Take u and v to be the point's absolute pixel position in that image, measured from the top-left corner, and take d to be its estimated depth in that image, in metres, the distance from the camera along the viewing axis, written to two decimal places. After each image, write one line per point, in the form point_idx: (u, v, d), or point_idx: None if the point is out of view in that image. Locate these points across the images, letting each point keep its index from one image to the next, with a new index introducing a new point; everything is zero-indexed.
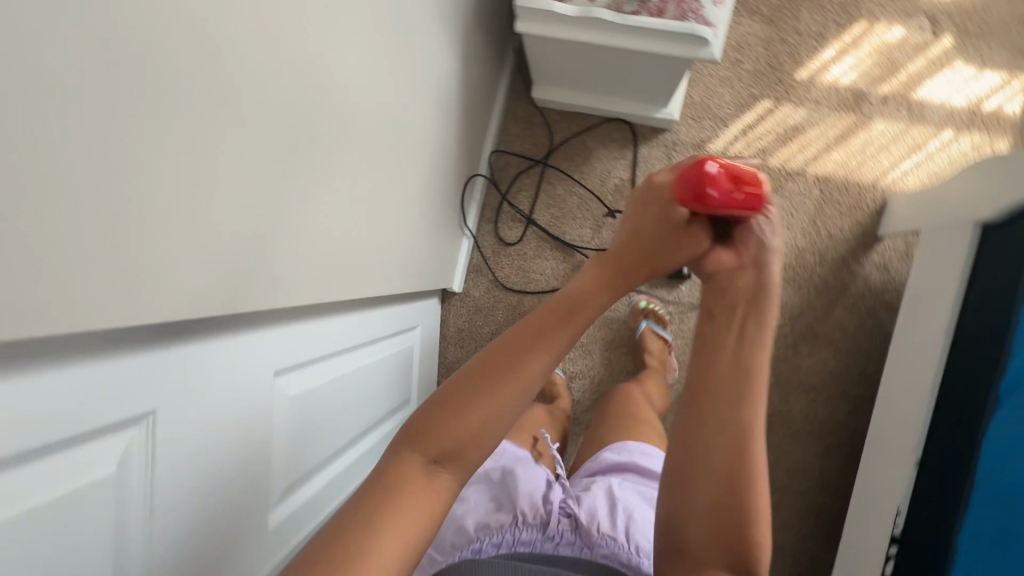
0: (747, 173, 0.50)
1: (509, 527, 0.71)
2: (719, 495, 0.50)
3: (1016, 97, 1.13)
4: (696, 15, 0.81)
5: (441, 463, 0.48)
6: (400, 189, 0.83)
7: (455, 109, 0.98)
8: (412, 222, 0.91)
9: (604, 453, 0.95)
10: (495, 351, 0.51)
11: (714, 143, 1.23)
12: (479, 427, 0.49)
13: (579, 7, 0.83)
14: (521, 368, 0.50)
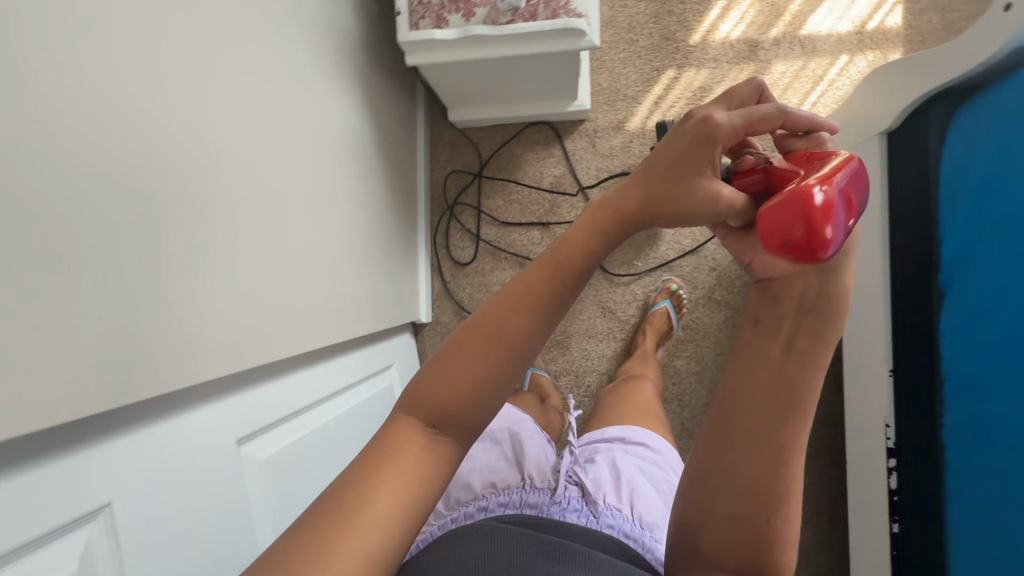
0: (827, 180, 0.38)
1: (516, 488, 0.78)
2: (745, 513, 0.44)
3: (894, 11, 1.19)
4: (565, 10, 0.85)
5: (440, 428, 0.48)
6: (331, 237, 0.86)
7: (373, 149, 1.01)
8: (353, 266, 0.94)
9: (611, 428, 0.99)
10: (486, 313, 0.49)
11: (632, 122, 1.27)
12: (467, 390, 0.48)
13: (457, 28, 0.87)
14: (509, 329, 0.48)
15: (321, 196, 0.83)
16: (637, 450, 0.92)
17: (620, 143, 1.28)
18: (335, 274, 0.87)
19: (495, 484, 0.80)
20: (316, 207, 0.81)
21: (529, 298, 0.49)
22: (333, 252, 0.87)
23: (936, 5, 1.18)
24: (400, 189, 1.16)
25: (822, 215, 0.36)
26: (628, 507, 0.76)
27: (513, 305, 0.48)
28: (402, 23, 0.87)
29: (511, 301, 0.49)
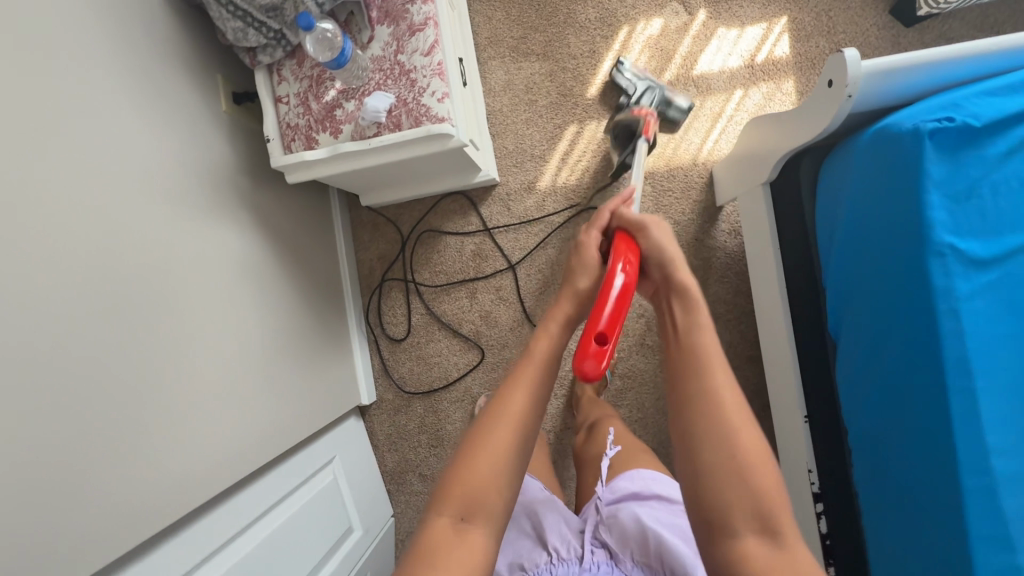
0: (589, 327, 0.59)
1: (545, 564, 0.76)
2: (726, 460, 0.54)
3: (782, 39, 1.19)
4: (426, 116, 0.86)
5: (467, 519, 0.57)
6: (231, 366, 0.88)
7: (276, 260, 1.03)
8: (266, 382, 0.95)
9: (618, 482, 0.87)
10: (490, 406, 0.63)
11: (542, 181, 1.28)
12: (486, 472, 0.58)
13: (327, 146, 0.88)
14: (512, 411, 0.62)
15: (213, 332, 0.84)
16: (655, 505, 0.82)
17: (535, 203, 1.29)
18: (242, 400, 0.89)
19: (522, 564, 0.78)
20: (209, 345, 0.83)
21: (522, 382, 0.64)
22: (235, 380, 0.88)
23: (821, 29, 1.18)
24: (317, 283, 1.17)
25: (592, 356, 0.56)
26: (660, 557, 0.72)
27: (509, 392, 0.63)
28: (273, 149, 0.89)
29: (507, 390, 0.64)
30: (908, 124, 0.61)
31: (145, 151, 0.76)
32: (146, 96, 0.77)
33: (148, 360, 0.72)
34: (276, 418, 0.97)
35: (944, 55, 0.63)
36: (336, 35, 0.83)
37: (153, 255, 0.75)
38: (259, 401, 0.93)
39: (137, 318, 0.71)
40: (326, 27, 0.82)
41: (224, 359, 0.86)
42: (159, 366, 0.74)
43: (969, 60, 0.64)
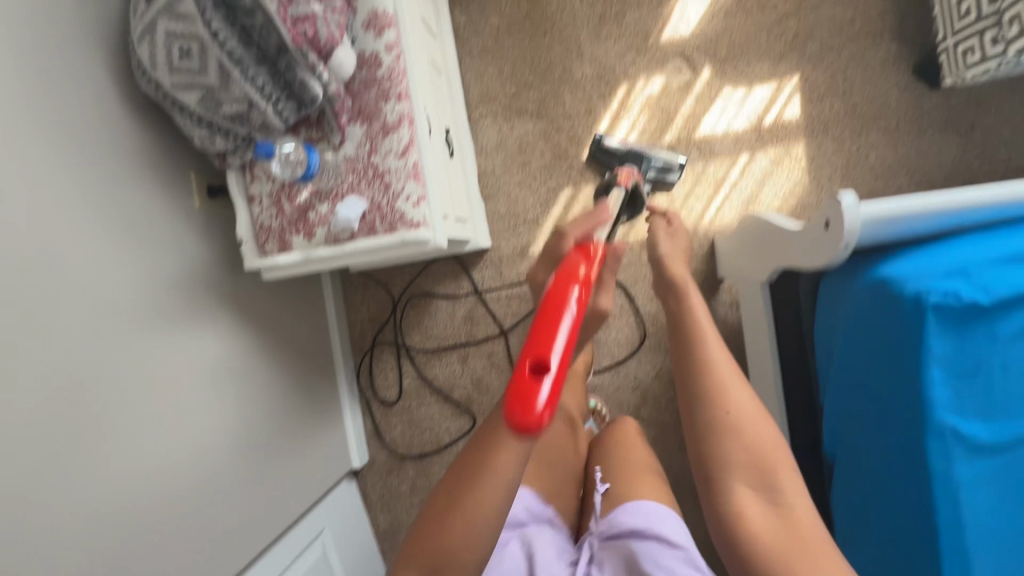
0: (527, 355, 0.44)
1: None
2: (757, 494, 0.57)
3: (793, 100, 1.11)
4: (402, 221, 0.82)
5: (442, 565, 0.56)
6: (215, 470, 0.86)
7: (259, 347, 1.01)
8: (251, 476, 0.94)
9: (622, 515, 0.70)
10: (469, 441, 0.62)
11: (535, 246, 1.24)
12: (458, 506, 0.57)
13: (300, 249, 0.86)
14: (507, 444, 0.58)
15: (194, 443, 0.83)
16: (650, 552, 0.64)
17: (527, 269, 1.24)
18: (227, 501, 0.88)
19: None
20: (189, 456, 0.82)
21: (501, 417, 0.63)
22: (220, 482, 0.87)
23: (835, 90, 1.09)
24: (305, 357, 1.16)
25: (520, 396, 0.42)
26: None
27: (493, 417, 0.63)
28: (247, 252, 0.86)
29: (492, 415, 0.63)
30: (912, 289, 0.55)
31: (112, 273, 0.74)
32: (112, 213, 0.75)
33: (124, 489, 0.71)
34: (262, 510, 0.96)
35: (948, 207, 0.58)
36: (298, 153, 0.82)
37: (124, 381, 0.73)
38: (242, 498, 0.92)
39: (109, 451, 0.70)
40: (287, 149, 0.82)
41: (207, 465, 0.85)
42: (136, 492, 0.73)
43: (977, 210, 0.59)
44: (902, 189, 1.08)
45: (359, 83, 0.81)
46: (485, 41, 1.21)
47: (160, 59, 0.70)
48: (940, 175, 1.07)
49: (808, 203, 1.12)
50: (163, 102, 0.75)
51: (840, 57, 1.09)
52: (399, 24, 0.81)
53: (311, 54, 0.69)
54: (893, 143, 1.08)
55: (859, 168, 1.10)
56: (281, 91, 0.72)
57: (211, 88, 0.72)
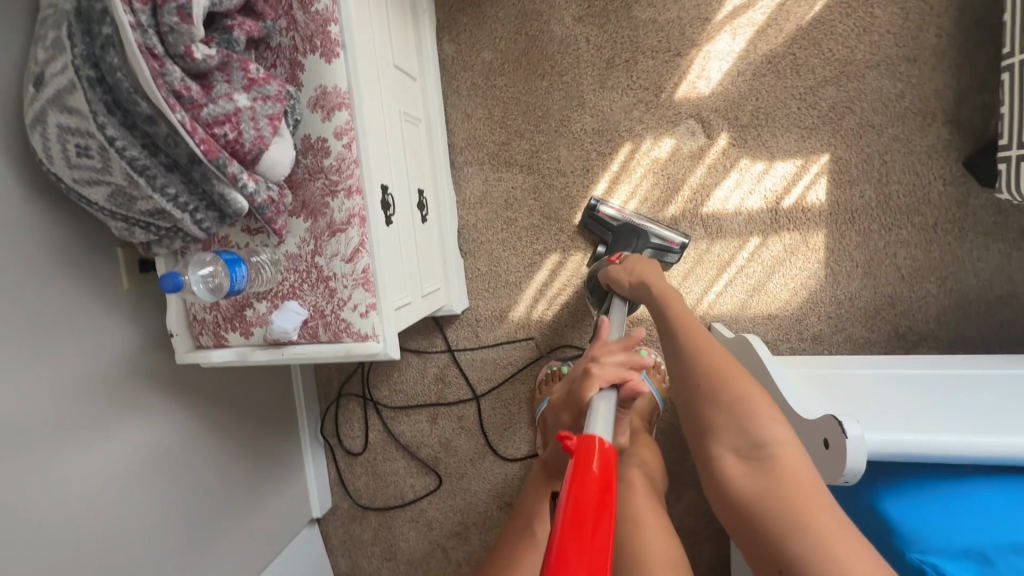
0: None
1: None
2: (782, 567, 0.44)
3: (819, 182, 0.96)
4: (347, 331, 0.72)
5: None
6: (149, 564, 0.81)
7: (204, 418, 0.93)
8: (195, 559, 0.89)
9: None
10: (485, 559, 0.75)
11: (515, 311, 1.13)
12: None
13: (237, 346, 0.77)
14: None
15: (119, 543, 0.77)
16: None
17: (505, 333, 1.15)
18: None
19: None
20: (117, 557, 0.77)
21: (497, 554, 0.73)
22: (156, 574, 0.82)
23: (870, 175, 0.95)
24: (262, 415, 1.09)
25: None
26: None
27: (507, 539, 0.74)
28: (178, 344, 0.77)
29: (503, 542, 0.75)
30: (913, 556, 0.45)
31: (16, 382, 0.66)
32: (14, 313, 0.65)
33: None
34: None
35: (968, 447, 0.49)
36: (220, 273, 0.68)
37: (31, 498, 0.67)
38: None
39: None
40: (204, 270, 0.69)
41: (139, 561, 0.80)
42: None
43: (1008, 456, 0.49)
44: (929, 295, 0.96)
45: (303, 171, 0.69)
46: (474, 78, 1.06)
47: (55, 153, 0.59)
48: (975, 284, 0.94)
49: (821, 299, 0.99)
50: (69, 193, 0.64)
51: (880, 138, 0.93)
52: (354, 103, 0.68)
53: (231, 164, 0.58)
54: (927, 244, 0.95)
55: (884, 266, 0.96)
56: (200, 198, 0.62)
57: (120, 186, 0.61)
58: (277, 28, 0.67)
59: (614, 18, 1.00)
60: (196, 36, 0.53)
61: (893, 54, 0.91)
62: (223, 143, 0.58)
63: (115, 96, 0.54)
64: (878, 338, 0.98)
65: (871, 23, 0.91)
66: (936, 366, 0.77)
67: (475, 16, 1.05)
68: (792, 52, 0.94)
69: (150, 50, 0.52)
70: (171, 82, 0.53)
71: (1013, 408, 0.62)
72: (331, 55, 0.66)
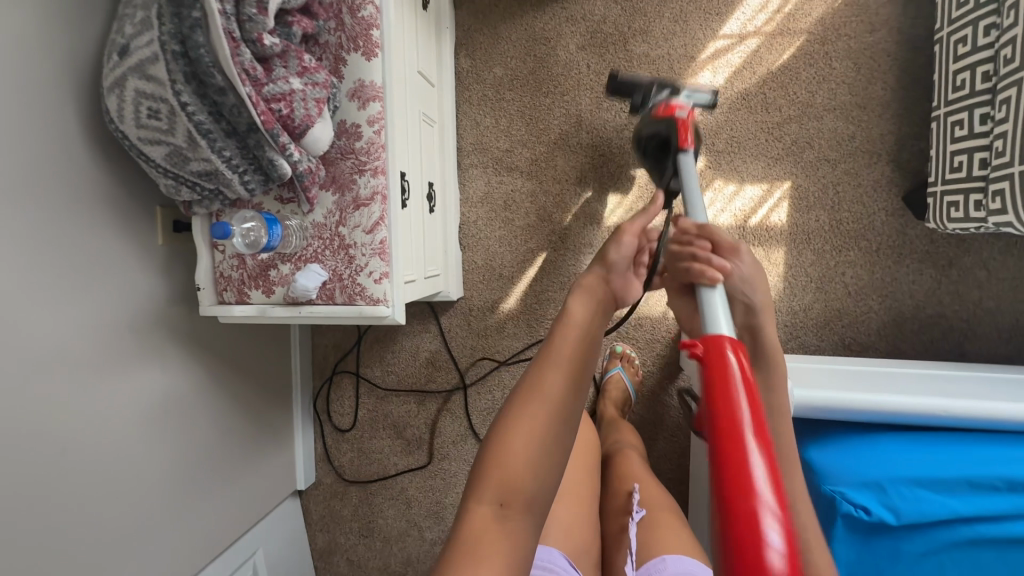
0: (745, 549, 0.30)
1: None
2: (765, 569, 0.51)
3: (781, 206, 1.10)
4: (362, 295, 0.81)
5: (508, 504, 0.49)
6: (153, 502, 0.87)
7: (212, 374, 1.00)
8: (194, 505, 0.96)
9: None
10: (506, 410, 0.53)
11: (506, 303, 1.23)
12: (510, 487, 0.49)
13: (258, 303, 0.85)
14: (531, 413, 0.52)
15: (130, 476, 0.84)
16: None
17: (496, 323, 1.25)
18: (162, 530, 0.89)
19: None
20: (124, 488, 0.82)
21: (532, 393, 0.53)
22: (154, 512, 0.88)
23: (824, 202, 1.09)
24: (262, 381, 1.16)
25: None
26: None
27: (538, 375, 0.55)
28: (203, 298, 0.86)
29: (527, 384, 0.55)
30: (829, 489, 0.57)
31: (61, 314, 0.73)
32: (64, 252, 0.73)
33: (47, 523, 0.72)
34: (200, 535, 0.97)
35: (882, 403, 0.60)
36: (260, 228, 0.79)
37: (58, 425, 0.73)
38: (180, 524, 0.93)
39: (40, 489, 0.71)
40: (248, 224, 0.79)
41: (143, 497, 0.86)
42: (65, 524, 0.74)
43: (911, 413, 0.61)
44: (871, 311, 1.09)
45: (336, 152, 0.79)
46: (485, 90, 1.19)
47: (128, 113, 0.69)
48: (910, 303, 1.08)
49: (779, 308, 1.12)
50: (130, 150, 0.73)
51: (834, 171, 1.08)
52: (386, 97, 0.79)
53: (282, 135, 0.68)
54: (871, 265, 1.08)
55: (833, 282, 1.10)
56: (249, 163, 0.71)
57: (178, 148, 0.70)
58: (327, 28, 0.77)
59: (612, 49, 1.14)
60: (268, 26, 0.64)
61: (847, 101, 1.06)
62: (277, 117, 0.68)
63: (192, 69, 0.64)
64: (827, 346, 1.10)
65: (829, 73, 1.07)
66: (868, 363, 0.89)
67: (490, 35, 1.18)
68: (763, 92, 1.09)
69: (230, 34, 0.63)
70: (242, 62, 0.64)
71: (923, 385, 0.74)
72: (371, 54, 0.77)
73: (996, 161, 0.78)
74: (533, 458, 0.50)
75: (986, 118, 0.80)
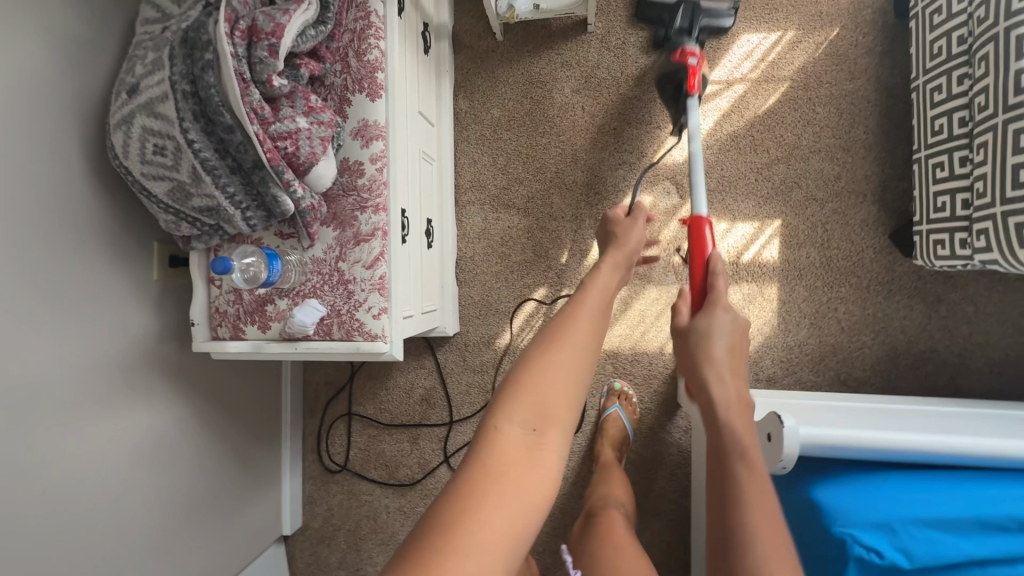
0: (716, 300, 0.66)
1: None
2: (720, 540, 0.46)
3: (772, 242, 1.13)
4: (359, 330, 0.80)
5: (542, 430, 0.44)
6: (132, 554, 0.83)
7: (200, 414, 0.97)
8: (173, 557, 0.90)
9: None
10: (542, 333, 0.50)
11: (502, 338, 1.23)
12: (546, 411, 0.45)
13: (253, 339, 0.84)
14: (570, 339, 0.48)
15: (109, 525, 0.79)
16: None
17: (492, 359, 1.23)
18: None
19: None
20: (100, 539, 0.78)
21: (568, 323, 0.50)
22: (133, 564, 0.83)
23: (814, 240, 1.11)
24: (251, 419, 1.12)
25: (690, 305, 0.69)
26: None
27: (577, 309, 0.52)
28: (197, 333, 0.84)
29: (567, 314, 0.51)
30: (839, 529, 0.55)
31: (48, 352, 0.71)
32: (57, 288, 0.72)
33: None
34: None
35: (882, 441, 0.61)
36: (259, 263, 0.78)
37: (37, 473, 0.69)
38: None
39: (14, 543, 0.67)
40: (248, 260, 0.79)
41: (121, 548, 0.81)
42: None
43: (910, 451, 0.61)
44: (865, 347, 1.10)
45: (338, 189, 0.80)
46: (483, 130, 1.22)
47: (133, 149, 0.69)
48: (902, 339, 1.09)
49: (775, 344, 1.12)
50: (132, 186, 0.73)
51: (823, 209, 1.11)
52: (389, 136, 0.80)
53: (287, 172, 0.69)
54: (862, 301, 1.10)
55: (827, 317, 1.11)
56: (252, 199, 0.72)
57: (181, 183, 0.71)
58: (333, 70, 0.80)
59: (607, 92, 1.18)
60: (278, 68, 0.65)
61: (832, 144, 1.11)
62: (283, 154, 0.69)
63: (201, 107, 0.66)
64: (823, 382, 1.11)
65: (813, 117, 1.11)
66: (867, 399, 0.89)
67: (488, 78, 1.22)
68: (751, 134, 1.13)
69: (241, 75, 0.64)
70: (251, 101, 0.65)
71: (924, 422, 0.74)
72: (376, 95, 0.79)
73: (978, 202, 0.81)
74: (573, 385, 0.46)
75: (965, 160, 0.84)
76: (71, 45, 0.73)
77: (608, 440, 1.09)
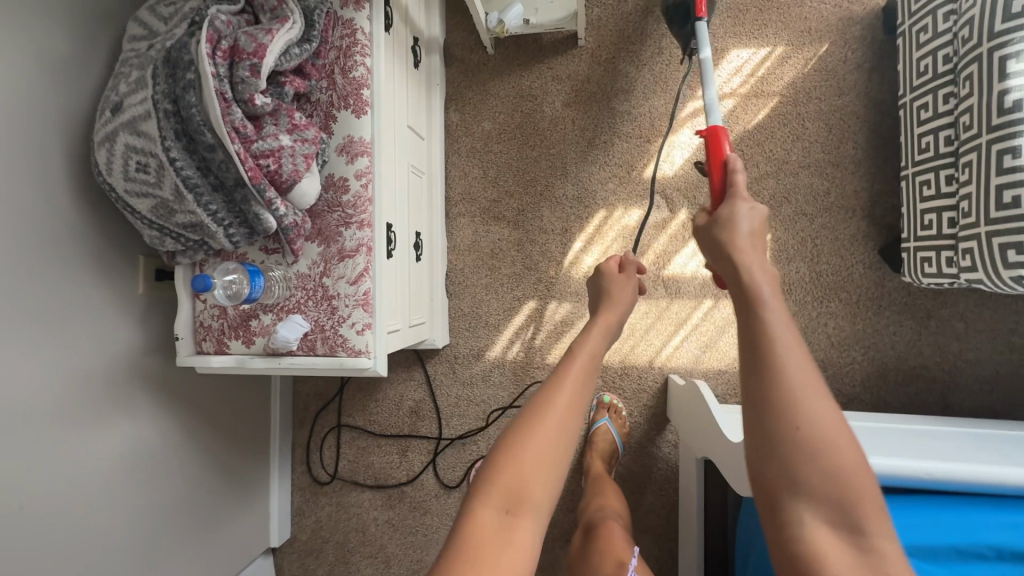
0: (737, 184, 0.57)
1: None
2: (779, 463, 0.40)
3: None
4: (343, 346, 0.80)
5: (516, 512, 0.46)
6: (114, 571, 0.82)
7: (185, 428, 0.97)
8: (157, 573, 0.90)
9: None
10: (523, 413, 0.50)
11: (491, 350, 1.22)
12: (521, 497, 0.46)
13: (237, 354, 0.83)
14: (546, 422, 0.49)
15: (91, 542, 0.79)
16: None
17: (481, 371, 1.23)
18: None
19: None
20: (82, 556, 0.77)
21: (548, 401, 0.50)
22: None
23: (803, 255, 1.11)
24: (239, 431, 1.12)
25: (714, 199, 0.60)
26: None
27: (557, 381, 0.52)
28: (181, 348, 0.84)
29: (545, 390, 0.51)
30: None
31: (31, 368, 0.71)
32: (41, 305, 0.72)
33: None
34: None
35: None
36: (242, 279, 0.78)
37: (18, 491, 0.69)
38: None
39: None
40: (230, 276, 0.79)
41: (103, 565, 0.81)
42: None
43: None
44: (854, 362, 1.10)
45: (323, 205, 0.80)
46: (474, 143, 1.22)
47: (116, 166, 0.70)
48: (892, 355, 1.09)
49: None
50: (116, 202, 0.74)
51: (812, 224, 1.11)
52: (374, 152, 0.80)
53: (269, 190, 0.69)
54: (852, 316, 1.10)
55: (816, 333, 1.11)
56: (235, 216, 0.72)
57: (164, 200, 0.71)
58: (318, 87, 0.80)
59: (597, 106, 1.18)
60: (260, 87, 0.66)
61: (821, 159, 1.11)
62: (266, 172, 0.69)
63: (184, 126, 0.66)
64: None
65: (802, 132, 1.12)
66: (853, 419, 0.89)
67: (479, 92, 1.22)
68: (740, 149, 1.13)
69: (223, 94, 0.65)
70: (233, 120, 0.65)
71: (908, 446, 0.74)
72: (361, 112, 0.80)
73: (964, 221, 0.81)
74: (547, 469, 0.47)
75: (951, 178, 0.84)
76: (58, 64, 0.73)
77: (597, 454, 1.08)
